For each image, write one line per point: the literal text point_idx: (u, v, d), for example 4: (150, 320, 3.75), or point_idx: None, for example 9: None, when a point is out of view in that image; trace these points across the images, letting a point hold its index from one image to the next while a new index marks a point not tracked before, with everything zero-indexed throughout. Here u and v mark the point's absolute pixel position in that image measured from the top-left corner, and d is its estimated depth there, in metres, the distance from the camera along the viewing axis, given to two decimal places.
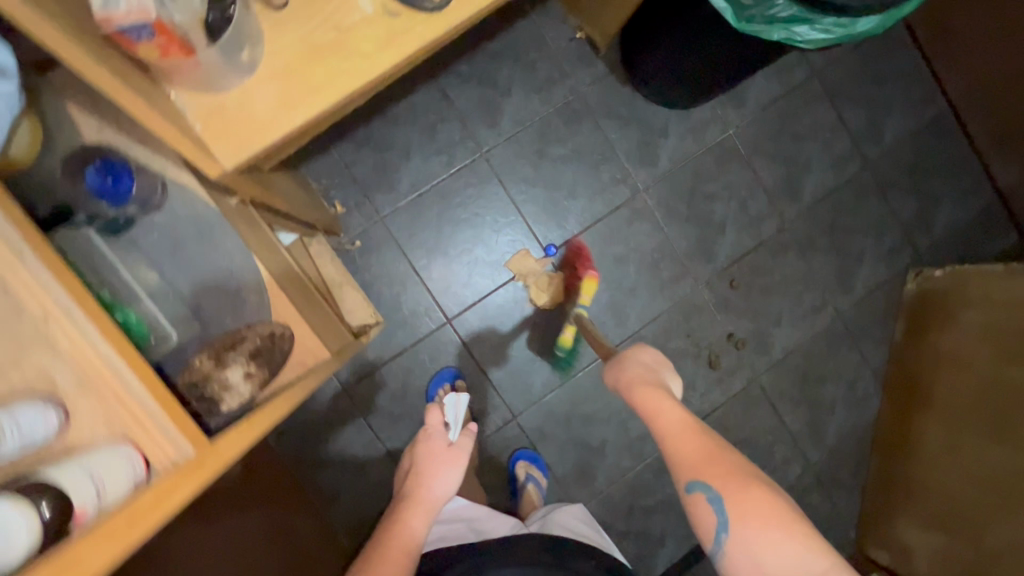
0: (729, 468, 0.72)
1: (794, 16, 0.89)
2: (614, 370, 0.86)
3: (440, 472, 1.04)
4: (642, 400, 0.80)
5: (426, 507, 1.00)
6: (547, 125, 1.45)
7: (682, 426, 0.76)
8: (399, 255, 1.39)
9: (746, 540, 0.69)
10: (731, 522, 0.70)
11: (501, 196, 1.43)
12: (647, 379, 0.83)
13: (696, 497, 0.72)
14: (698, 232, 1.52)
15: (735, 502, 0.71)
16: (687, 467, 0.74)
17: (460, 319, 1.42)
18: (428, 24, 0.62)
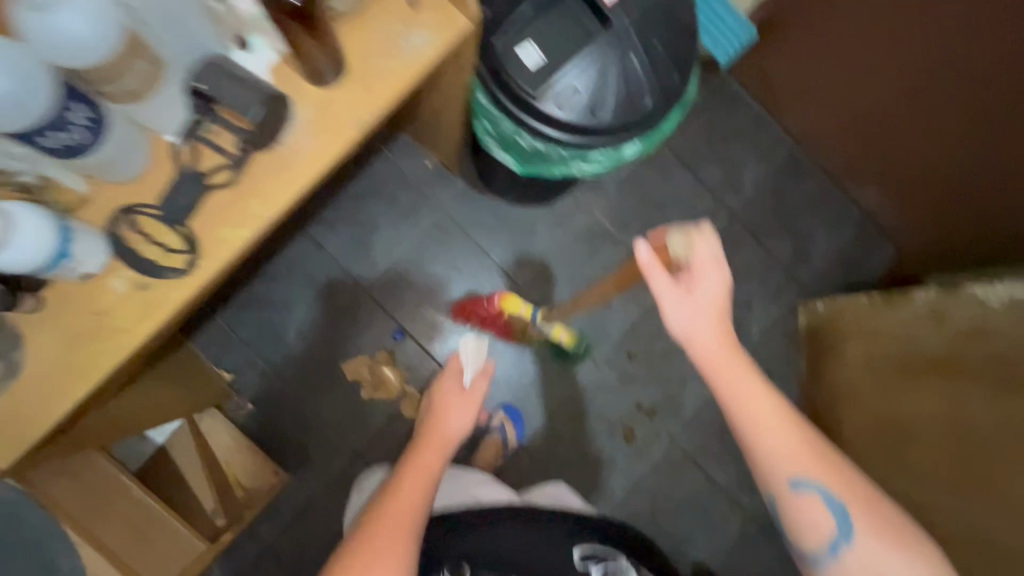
0: (837, 469, 0.76)
1: (570, 154, 0.96)
2: (675, 305, 0.82)
3: (457, 410, 0.95)
4: (727, 370, 0.79)
5: (441, 444, 0.91)
6: (421, 247, 1.53)
7: (782, 424, 0.76)
8: (300, 402, 1.43)
9: (867, 544, 0.73)
10: (855, 532, 0.74)
11: (389, 322, 1.49)
12: (723, 310, 0.83)
13: (811, 496, 0.75)
14: (586, 313, 1.59)
15: (861, 506, 0.75)
16: (796, 466, 0.75)
17: (369, 450, 1.44)
18: (180, 286, 0.69)
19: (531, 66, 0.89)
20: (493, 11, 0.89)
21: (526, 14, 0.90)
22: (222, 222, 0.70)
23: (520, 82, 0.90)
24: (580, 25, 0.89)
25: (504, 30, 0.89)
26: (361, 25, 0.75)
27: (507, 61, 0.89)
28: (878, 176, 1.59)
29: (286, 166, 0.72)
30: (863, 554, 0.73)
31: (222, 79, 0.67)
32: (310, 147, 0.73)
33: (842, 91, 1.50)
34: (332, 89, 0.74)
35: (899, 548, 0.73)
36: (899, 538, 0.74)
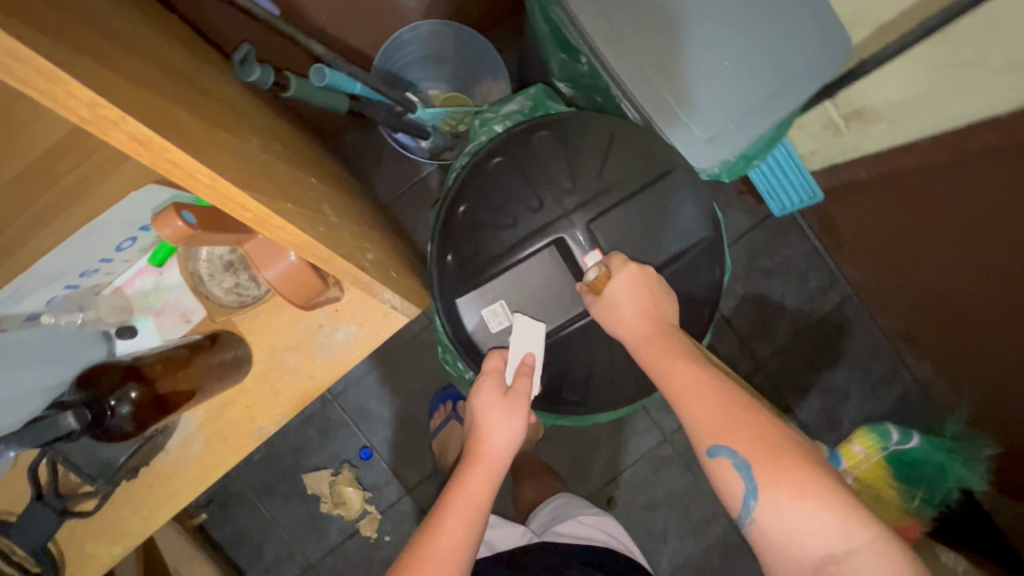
0: (757, 427, 0.53)
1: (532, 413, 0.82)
2: (609, 322, 0.64)
3: (497, 426, 0.64)
4: (653, 361, 0.59)
5: (491, 468, 0.63)
6: (396, 360, 1.38)
7: (697, 391, 0.55)
8: (257, 506, 1.40)
9: (778, 502, 0.49)
10: (763, 487, 0.50)
11: (355, 437, 1.39)
12: (654, 305, 0.64)
13: (721, 463, 0.52)
14: (571, 452, 1.44)
15: (769, 455, 0.51)
16: (699, 427, 0.55)
17: (321, 563, 1.40)
18: None
19: (496, 329, 0.73)
20: (457, 257, 0.74)
21: (491, 266, 0.73)
22: (90, 539, 0.62)
23: (482, 349, 0.74)
24: (570, 290, 0.72)
25: (468, 283, 0.73)
26: (270, 317, 0.61)
27: (467, 322, 0.74)
28: (939, 360, 1.17)
29: (172, 475, 0.62)
30: (782, 511, 0.49)
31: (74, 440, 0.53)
32: (198, 453, 0.62)
33: (908, 255, 1.05)
34: (231, 387, 0.61)
35: (819, 498, 0.49)
36: (815, 482, 0.49)
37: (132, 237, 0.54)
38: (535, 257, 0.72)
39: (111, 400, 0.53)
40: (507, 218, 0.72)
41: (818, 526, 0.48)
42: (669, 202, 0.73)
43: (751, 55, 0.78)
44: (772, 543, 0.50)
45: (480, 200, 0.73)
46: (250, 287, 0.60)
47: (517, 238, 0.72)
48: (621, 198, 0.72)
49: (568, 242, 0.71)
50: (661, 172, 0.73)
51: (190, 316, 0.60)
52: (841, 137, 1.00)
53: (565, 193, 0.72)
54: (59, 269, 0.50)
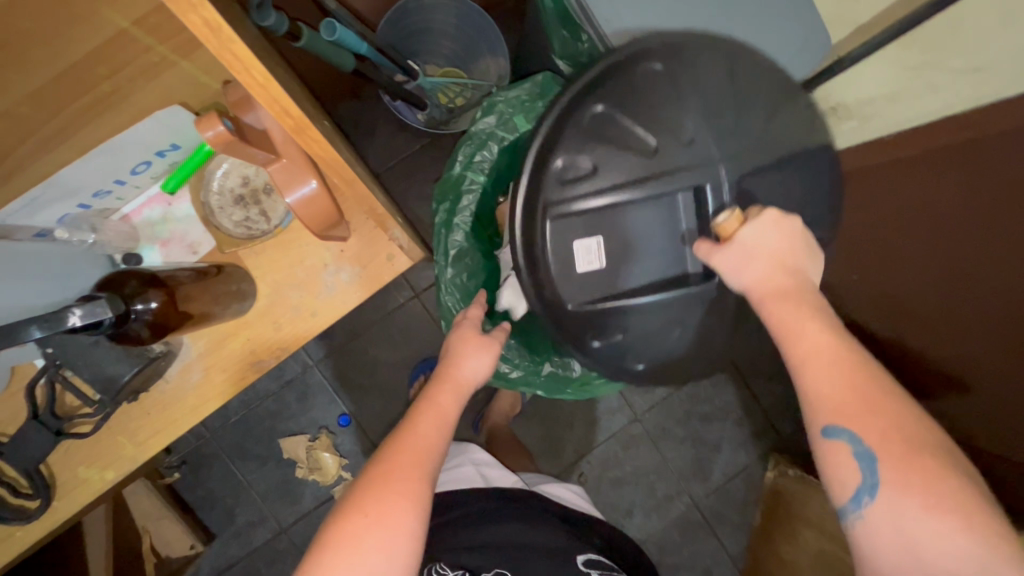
0: (895, 417, 0.45)
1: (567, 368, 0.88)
2: (736, 267, 0.55)
3: (469, 358, 0.65)
4: (782, 321, 0.51)
5: (461, 390, 0.65)
6: (379, 330, 1.40)
7: (833, 358, 0.48)
8: (230, 469, 1.39)
9: (904, 507, 0.43)
10: (884, 485, 0.44)
11: (334, 405, 1.40)
12: (797, 259, 0.55)
13: (837, 446, 0.46)
14: (545, 428, 1.49)
15: (903, 450, 0.44)
16: (827, 402, 0.47)
17: (293, 528, 1.41)
18: (26, 529, 0.62)
19: (582, 267, 0.64)
20: (568, 163, 0.62)
21: (603, 191, 0.63)
22: (82, 462, 0.62)
23: (559, 284, 0.65)
24: (680, 248, 0.65)
25: (582, 194, 0.62)
26: (277, 253, 0.63)
27: (551, 246, 0.63)
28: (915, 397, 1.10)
29: (168, 404, 0.63)
30: (905, 517, 0.43)
31: (76, 343, 0.53)
32: (195, 382, 0.63)
33: (900, 279, 0.93)
34: (232, 318, 0.63)
35: (958, 519, 0.42)
36: (944, 494, 0.43)
37: (147, 160, 0.54)
38: (645, 206, 0.63)
39: (137, 303, 0.52)
40: (649, 142, 0.62)
41: (946, 548, 0.41)
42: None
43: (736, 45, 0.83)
44: (880, 549, 0.44)
45: (617, 106, 0.62)
46: (258, 221, 0.62)
47: (644, 169, 0.62)
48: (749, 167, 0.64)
49: (705, 192, 0.63)
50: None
51: (197, 248, 0.62)
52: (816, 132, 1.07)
53: (719, 135, 0.63)
54: (73, 184, 0.50)
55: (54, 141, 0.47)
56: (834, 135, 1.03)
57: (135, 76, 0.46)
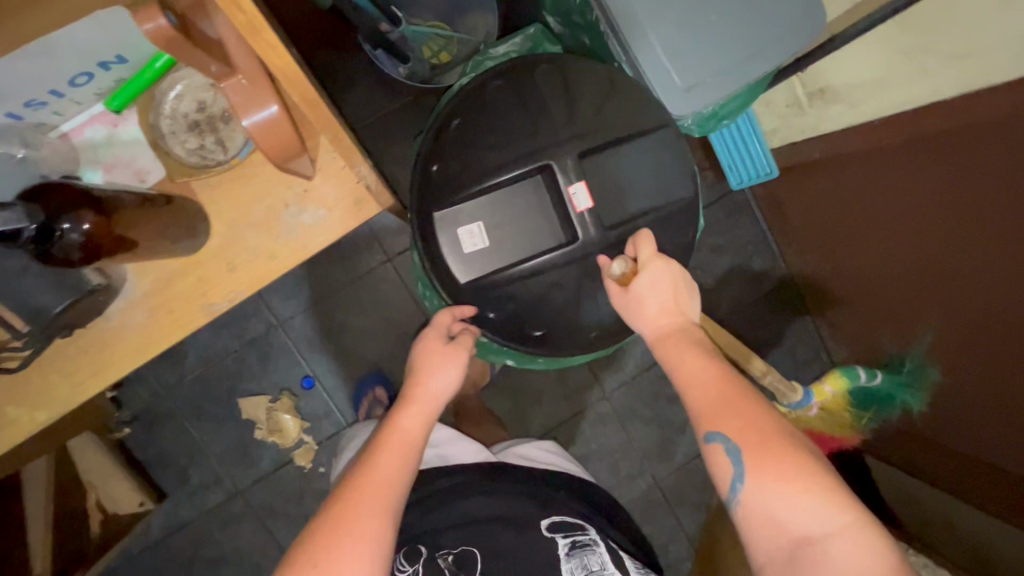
0: (751, 416, 0.55)
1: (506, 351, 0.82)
2: (630, 313, 0.65)
3: (438, 367, 0.68)
4: (671, 351, 0.61)
5: (422, 407, 0.67)
6: (348, 292, 1.36)
7: (703, 375, 0.58)
8: (186, 428, 1.34)
9: (763, 484, 0.53)
10: (749, 472, 0.53)
11: (298, 369, 1.36)
12: (676, 300, 0.64)
13: (715, 448, 0.55)
14: (513, 402, 1.48)
15: (762, 446, 0.54)
16: (700, 413, 0.57)
17: (251, 490, 1.38)
18: None
19: (468, 251, 0.71)
20: (443, 169, 0.71)
21: (486, 174, 0.69)
22: (11, 401, 0.58)
23: (452, 264, 0.71)
24: (542, 218, 0.70)
25: (448, 200, 0.71)
26: (234, 187, 0.58)
27: (441, 236, 0.71)
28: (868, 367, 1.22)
29: (109, 345, 0.59)
30: (767, 493, 0.53)
31: (2, 266, 0.48)
32: (143, 323, 0.59)
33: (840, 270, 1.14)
34: (184, 257, 0.58)
35: (801, 482, 0.52)
36: (793, 466, 0.53)
37: (88, 72, 0.49)
38: (519, 184, 0.69)
39: (64, 222, 0.47)
40: (496, 137, 0.69)
41: (800, 506, 0.51)
42: (657, 147, 0.72)
43: (733, 14, 0.80)
44: (752, 525, 0.53)
45: (472, 116, 0.70)
46: (214, 151, 0.58)
47: (524, 148, 0.69)
48: (626, 135, 0.71)
49: (555, 170, 0.68)
50: (648, 122, 0.72)
51: (145, 177, 0.57)
52: (803, 115, 1.05)
53: (560, 124, 0.69)
54: (4, 86, 0.45)
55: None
56: (821, 121, 1.02)
57: None
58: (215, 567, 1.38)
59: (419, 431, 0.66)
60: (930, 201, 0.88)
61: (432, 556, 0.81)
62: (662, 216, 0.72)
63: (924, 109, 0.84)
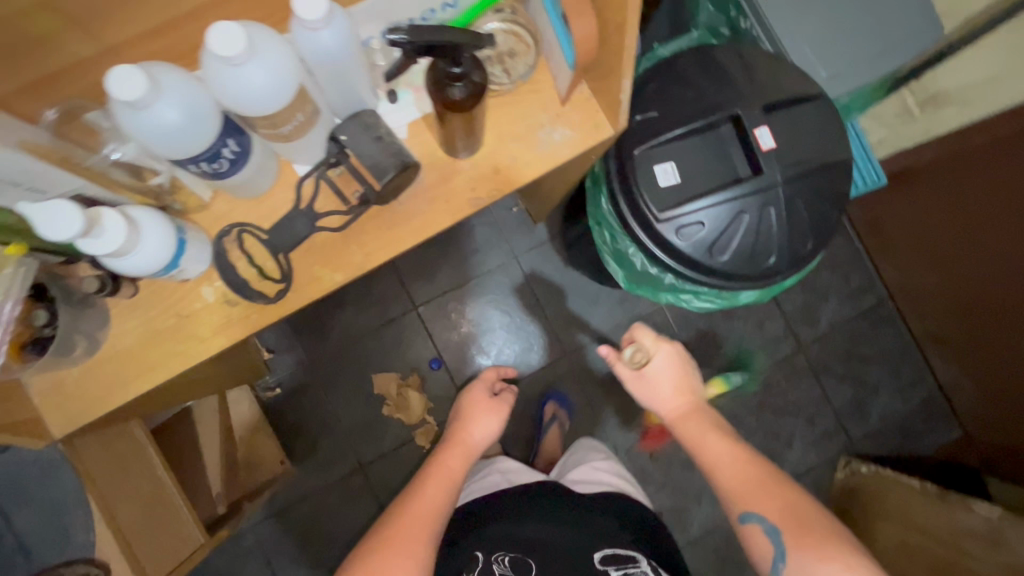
0: (785, 502, 0.72)
1: (675, 287, 0.93)
2: (649, 393, 0.87)
3: (480, 417, 0.95)
4: (687, 434, 0.83)
5: (466, 450, 0.90)
6: (478, 282, 1.49)
7: (728, 463, 0.77)
8: (322, 398, 1.43)
9: (801, 564, 0.67)
10: (788, 550, 0.69)
11: (427, 350, 1.47)
12: (682, 380, 0.86)
13: (752, 528, 0.72)
14: (621, 401, 1.51)
15: (796, 531, 0.69)
16: (735, 498, 0.75)
17: (372, 466, 1.43)
18: (263, 311, 0.70)
19: (662, 184, 0.85)
20: (643, 118, 0.86)
21: (680, 123, 0.85)
22: (319, 262, 0.72)
23: (649, 196, 0.85)
24: (725, 160, 0.85)
25: (647, 142, 0.86)
26: (508, 106, 0.75)
27: (639, 172, 0.85)
28: (985, 363, 1.32)
29: (396, 223, 0.73)
30: (804, 567, 0.67)
31: (366, 136, 0.66)
32: (424, 209, 0.74)
33: (944, 276, 1.30)
34: (464, 159, 0.74)
35: (833, 558, 0.66)
36: (825, 544, 0.67)
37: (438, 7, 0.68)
38: (707, 130, 0.85)
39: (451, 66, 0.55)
40: (691, 94, 0.86)
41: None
42: (821, 109, 0.86)
43: (871, 18, 0.97)
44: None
45: (669, 78, 0.87)
46: (500, 78, 0.74)
47: (713, 102, 0.85)
48: (797, 97, 0.86)
49: (741, 118, 0.84)
50: (812, 90, 0.87)
51: None
52: (914, 123, 1.21)
53: (743, 86, 0.85)
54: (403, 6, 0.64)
55: None
56: (933, 124, 1.18)
57: None
58: (330, 544, 1.40)
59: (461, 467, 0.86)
60: (1003, 209, 1.09)
61: (488, 560, 0.88)
62: (827, 164, 0.86)
63: (995, 118, 1.06)
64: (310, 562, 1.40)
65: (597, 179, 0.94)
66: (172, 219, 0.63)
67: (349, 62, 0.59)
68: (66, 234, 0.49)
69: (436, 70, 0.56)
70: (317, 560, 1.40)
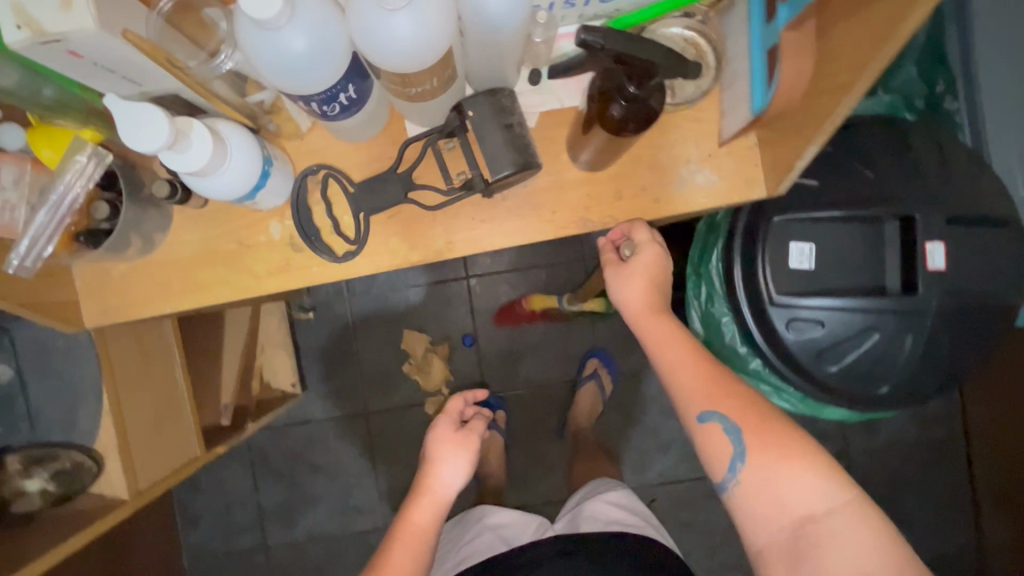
0: (748, 401, 0.59)
1: (760, 373, 0.83)
2: (614, 284, 0.64)
3: (444, 460, 0.68)
4: (650, 333, 0.63)
5: (436, 501, 0.67)
6: (538, 273, 1.39)
7: (681, 344, 0.61)
8: (349, 335, 1.41)
9: (764, 466, 0.57)
10: (750, 452, 0.57)
11: (465, 323, 1.41)
12: (659, 272, 0.64)
13: (711, 429, 0.58)
14: (640, 441, 1.42)
15: (759, 423, 0.58)
16: (690, 395, 0.60)
17: (376, 416, 1.41)
18: (323, 268, 0.64)
19: (792, 266, 0.73)
20: (799, 183, 0.73)
21: (839, 202, 0.72)
22: (398, 235, 0.64)
23: (772, 274, 0.73)
24: (875, 263, 0.72)
25: (792, 212, 0.73)
26: (658, 127, 0.64)
27: (769, 243, 0.73)
28: None
29: (492, 218, 0.65)
30: (768, 475, 0.57)
31: (496, 119, 0.57)
32: (527, 213, 0.65)
33: None
34: (587, 172, 0.65)
35: (807, 463, 0.56)
36: (796, 450, 0.57)
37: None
38: (867, 222, 0.72)
39: (631, 86, 0.44)
40: (866, 174, 0.72)
41: (804, 487, 0.56)
42: (1010, 239, 0.72)
43: None
44: (751, 502, 0.57)
45: (845, 146, 0.73)
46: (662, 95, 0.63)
47: (888, 192, 0.71)
48: (987, 216, 0.71)
49: (917, 222, 0.70)
50: (1007, 213, 0.72)
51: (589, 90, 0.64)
52: None
53: (930, 184, 0.71)
54: None
55: None
56: None
57: None
58: (315, 473, 1.42)
59: (432, 527, 0.67)
60: None
61: None
62: (992, 304, 0.72)
63: None
64: (292, 483, 1.42)
65: (715, 229, 0.82)
66: (264, 147, 0.56)
67: (510, 33, 0.49)
68: (157, 142, 0.43)
69: (609, 76, 0.45)
70: (297, 482, 1.42)
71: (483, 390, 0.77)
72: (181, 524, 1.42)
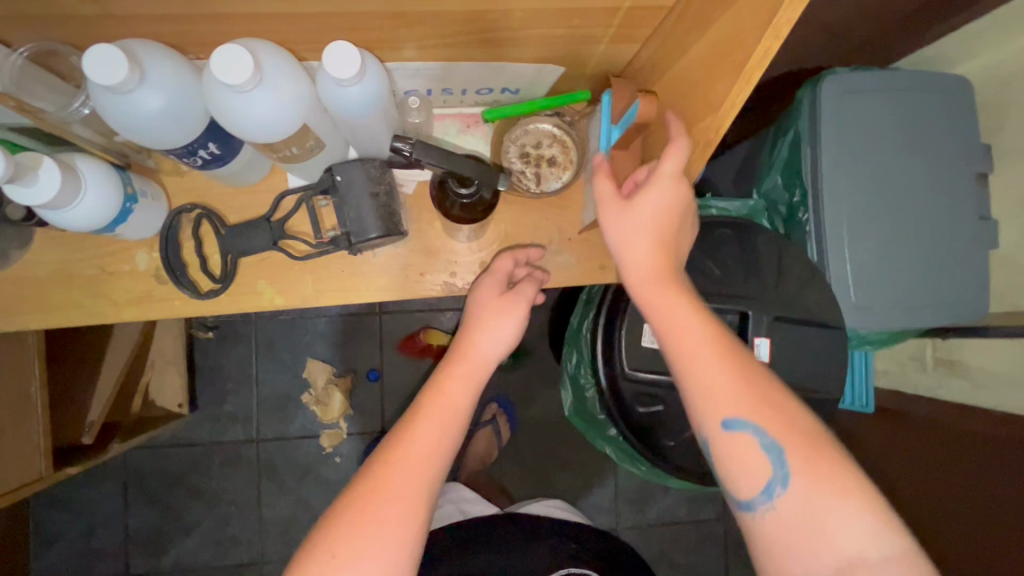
0: (786, 411, 0.53)
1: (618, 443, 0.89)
2: (620, 226, 0.55)
3: (491, 321, 0.61)
4: (666, 304, 0.55)
5: (472, 373, 0.59)
6: (447, 316, 1.41)
7: (709, 339, 0.54)
8: (250, 359, 1.38)
9: (809, 489, 0.51)
10: (793, 472, 0.51)
11: (370, 359, 1.40)
12: (673, 230, 0.56)
13: (739, 434, 0.53)
14: (532, 490, 1.44)
15: (806, 449, 0.52)
16: (716, 392, 0.53)
17: (266, 444, 1.38)
18: (185, 303, 0.65)
19: (644, 344, 0.80)
20: None
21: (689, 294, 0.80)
22: (265, 279, 0.66)
23: (627, 351, 0.80)
24: None
25: None
26: (522, 208, 0.70)
27: (627, 322, 0.80)
28: None
29: (360, 273, 0.68)
30: (809, 498, 0.51)
31: (363, 185, 0.61)
32: (394, 272, 0.69)
33: None
34: (454, 241, 0.69)
35: (854, 500, 0.50)
36: (836, 473, 0.51)
37: (492, 88, 0.64)
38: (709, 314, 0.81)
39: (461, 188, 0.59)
40: (714, 272, 0.81)
41: (856, 524, 0.50)
42: (830, 343, 0.82)
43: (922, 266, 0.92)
44: (785, 531, 0.51)
45: (699, 242, 0.82)
46: (529, 181, 0.69)
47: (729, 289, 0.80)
48: (811, 320, 0.81)
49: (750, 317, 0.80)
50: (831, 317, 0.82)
51: None
52: (923, 373, 1.11)
53: (764, 285, 0.81)
54: (455, 77, 0.60)
55: (478, 51, 0.55)
56: (938, 386, 1.09)
57: (561, 39, 0.54)
58: (194, 499, 1.36)
59: (466, 404, 0.57)
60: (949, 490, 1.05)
61: None
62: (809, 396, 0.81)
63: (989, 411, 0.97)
64: (167, 508, 1.35)
65: (587, 301, 0.89)
66: (130, 184, 0.58)
67: (369, 117, 0.54)
68: None
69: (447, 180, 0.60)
70: (173, 507, 1.36)
71: (537, 251, 0.69)
72: (35, 545, 1.32)
